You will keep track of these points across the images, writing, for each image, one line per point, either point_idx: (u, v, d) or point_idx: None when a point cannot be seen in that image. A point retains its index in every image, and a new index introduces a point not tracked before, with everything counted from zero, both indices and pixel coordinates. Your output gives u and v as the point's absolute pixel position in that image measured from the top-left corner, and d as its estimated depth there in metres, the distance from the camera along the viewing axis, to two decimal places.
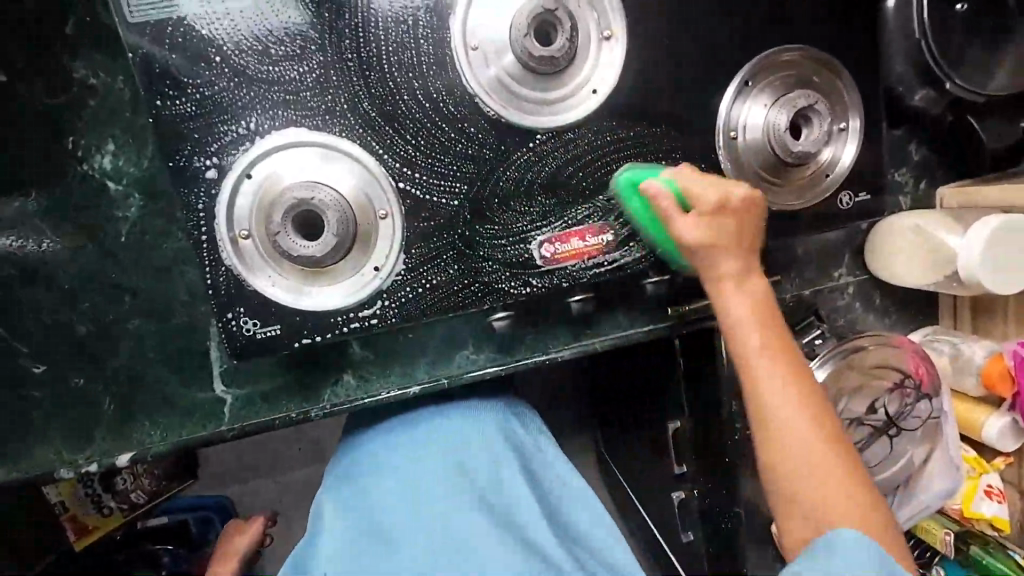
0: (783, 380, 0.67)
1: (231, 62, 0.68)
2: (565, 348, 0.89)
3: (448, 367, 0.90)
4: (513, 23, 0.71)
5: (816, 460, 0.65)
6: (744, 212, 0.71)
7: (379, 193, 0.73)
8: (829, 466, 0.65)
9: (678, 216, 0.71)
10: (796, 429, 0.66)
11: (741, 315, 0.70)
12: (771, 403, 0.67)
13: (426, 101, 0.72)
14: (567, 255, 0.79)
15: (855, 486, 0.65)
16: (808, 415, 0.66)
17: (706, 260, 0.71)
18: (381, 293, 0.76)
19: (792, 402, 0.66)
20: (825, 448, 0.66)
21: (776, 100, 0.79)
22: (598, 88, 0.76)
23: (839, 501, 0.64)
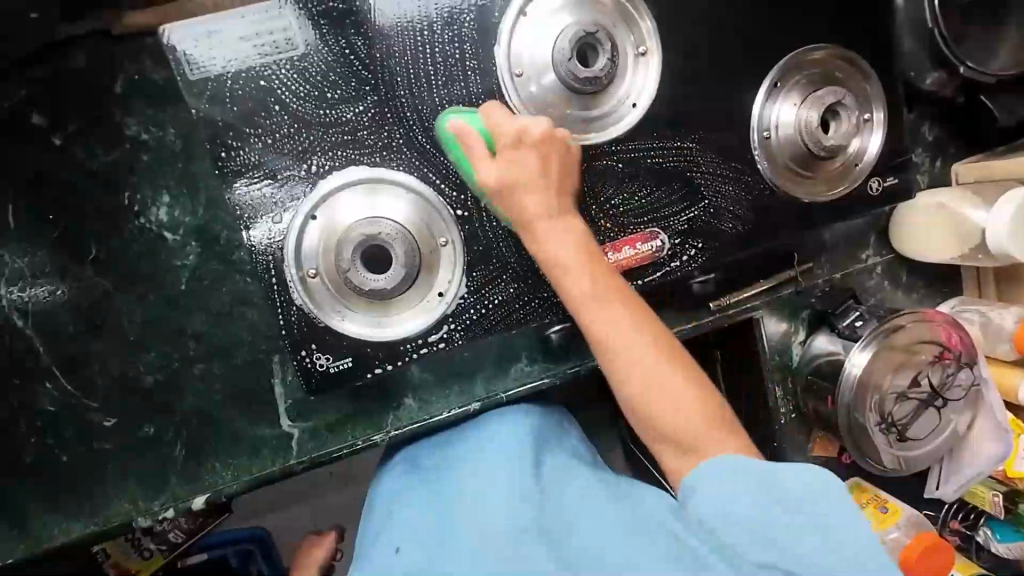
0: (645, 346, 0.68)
1: (289, 109, 0.70)
2: None
3: (505, 381, 0.92)
4: (555, 47, 0.74)
5: (676, 403, 0.68)
6: (550, 142, 0.70)
7: (439, 221, 0.75)
8: (679, 406, 0.68)
9: (483, 159, 0.69)
10: (658, 374, 0.68)
11: (608, 312, 0.69)
12: (628, 352, 0.68)
13: None
14: (620, 265, 0.81)
15: (717, 432, 0.69)
16: (666, 368, 0.69)
17: (570, 254, 0.69)
18: (447, 317, 0.78)
19: (644, 363, 0.68)
20: (683, 399, 0.68)
21: (805, 99, 0.82)
22: (638, 102, 0.79)
23: (716, 447, 0.68)
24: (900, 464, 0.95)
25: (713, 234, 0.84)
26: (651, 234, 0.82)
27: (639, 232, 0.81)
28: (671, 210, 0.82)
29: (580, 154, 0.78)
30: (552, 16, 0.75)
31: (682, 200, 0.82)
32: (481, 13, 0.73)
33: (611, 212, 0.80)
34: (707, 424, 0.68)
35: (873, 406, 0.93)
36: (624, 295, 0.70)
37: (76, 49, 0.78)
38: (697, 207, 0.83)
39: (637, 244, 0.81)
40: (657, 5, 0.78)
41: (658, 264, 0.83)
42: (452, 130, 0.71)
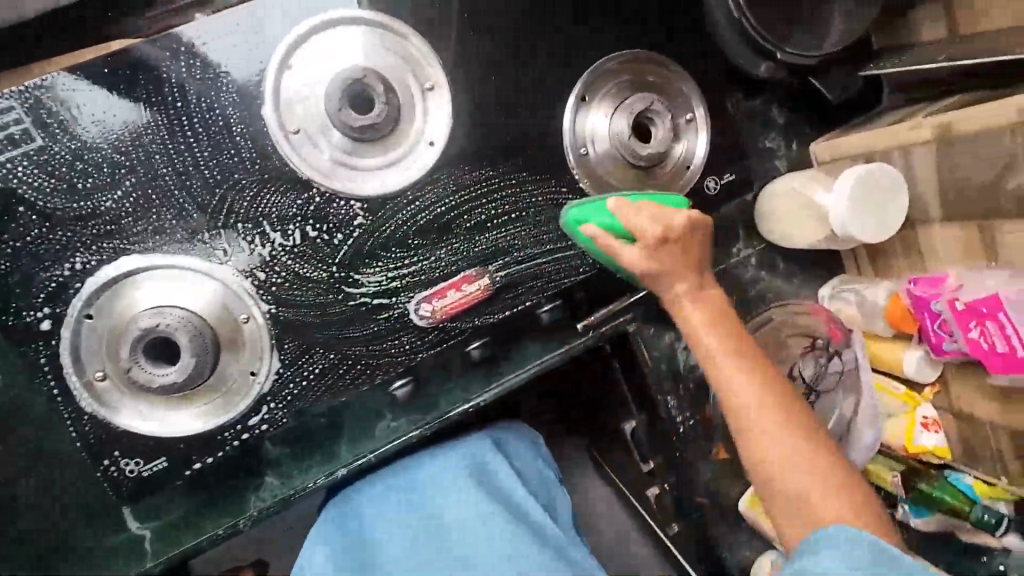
0: (753, 393, 0.62)
1: (37, 208, 0.65)
2: (487, 392, 0.86)
3: (370, 440, 0.84)
4: (325, 96, 0.68)
5: (765, 448, 0.61)
6: (688, 237, 0.69)
7: (235, 300, 0.70)
8: (790, 438, 0.61)
9: (623, 247, 0.69)
10: (758, 420, 0.62)
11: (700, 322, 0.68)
12: (742, 403, 0.63)
13: (256, 196, 0.70)
14: (447, 310, 0.77)
15: (827, 470, 0.59)
16: (770, 410, 0.62)
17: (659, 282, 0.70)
18: (265, 397, 0.73)
19: (753, 398, 0.62)
20: (791, 432, 0.61)
21: (616, 109, 0.78)
22: (434, 139, 0.74)
23: (807, 485, 0.59)
24: None
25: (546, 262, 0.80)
26: (477, 274, 0.77)
27: (462, 273, 0.77)
28: (497, 245, 0.78)
29: (380, 203, 0.73)
30: (321, 64, 0.70)
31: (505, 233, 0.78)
32: (239, 74, 0.68)
33: (425, 257, 0.76)
34: (811, 456, 0.60)
35: None
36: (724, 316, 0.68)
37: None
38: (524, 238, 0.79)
39: (462, 286, 0.77)
40: (437, 36, 0.74)
41: (490, 303, 0.79)
42: (584, 212, 0.73)
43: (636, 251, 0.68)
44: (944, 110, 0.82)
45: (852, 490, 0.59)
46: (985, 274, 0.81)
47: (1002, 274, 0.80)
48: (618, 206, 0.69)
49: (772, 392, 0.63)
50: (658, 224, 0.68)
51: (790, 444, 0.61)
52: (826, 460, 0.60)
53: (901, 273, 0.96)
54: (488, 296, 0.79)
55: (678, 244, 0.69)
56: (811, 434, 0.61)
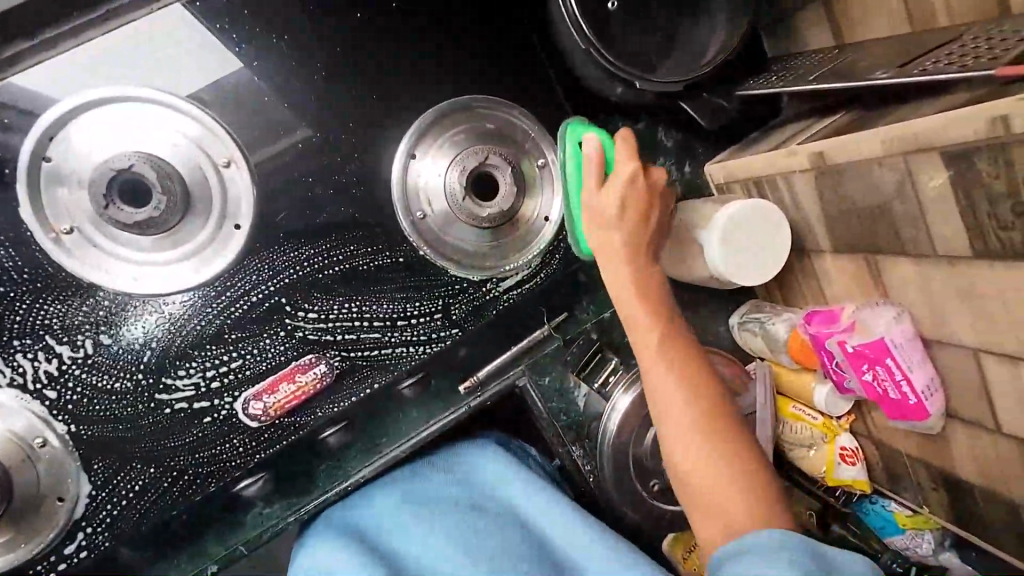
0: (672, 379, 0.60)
1: None
2: (364, 467, 0.74)
3: (237, 533, 0.72)
4: (92, 193, 0.60)
5: (682, 434, 0.57)
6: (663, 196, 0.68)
7: (24, 425, 0.63)
8: (696, 440, 0.57)
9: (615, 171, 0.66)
10: (677, 408, 0.59)
11: (630, 303, 0.64)
12: (668, 410, 0.59)
13: (31, 309, 0.61)
14: (281, 406, 0.70)
15: (728, 472, 0.55)
16: (687, 397, 0.58)
17: (608, 263, 0.66)
18: (78, 523, 0.66)
19: (669, 386, 0.59)
20: (695, 436, 0.57)
21: (450, 167, 0.70)
22: (238, 220, 0.66)
23: (717, 486, 0.55)
24: (690, 521, 0.86)
25: (393, 340, 0.72)
26: (310, 363, 0.70)
27: (294, 364, 0.69)
28: (331, 328, 0.70)
29: (183, 299, 0.65)
30: (90, 153, 0.61)
31: (339, 315, 0.70)
32: None
33: (247, 352, 0.68)
34: (720, 466, 0.55)
35: (644, 468, 0.83)
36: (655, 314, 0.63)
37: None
38: (363, 318, 0.71)
39: (295, 378, 0.70)
40: (227, 106, 0.65)
41: (332, 392, 0.72)
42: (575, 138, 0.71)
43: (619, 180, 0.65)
44: (821, 135, 0.73)
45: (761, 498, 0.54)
46: (872, 311, 0.73)
47: (890, 311, 0.72)
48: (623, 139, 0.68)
49: (698, 396, 0.59)
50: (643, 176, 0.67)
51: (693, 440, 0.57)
52: (735, 469, 0.55)
53: (807, 304, 0.88)
54: (327, 385, 0.71)
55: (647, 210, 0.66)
56: (717, 421, 0.58)
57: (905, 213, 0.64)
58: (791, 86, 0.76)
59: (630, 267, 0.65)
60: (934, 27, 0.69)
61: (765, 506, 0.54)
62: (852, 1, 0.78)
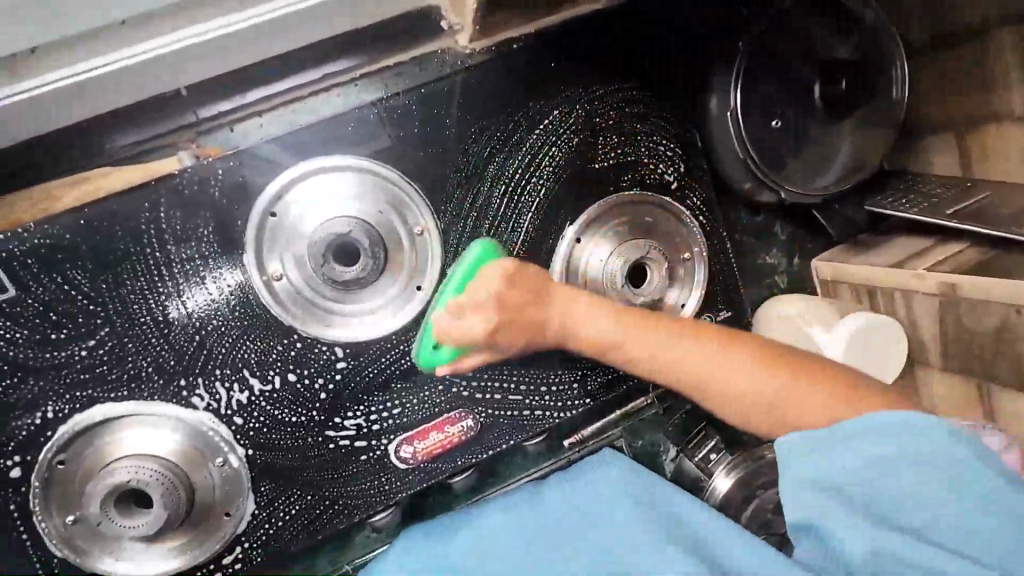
0: (690, 353, 0.65)
1: (9, 359, 0.62)
2: (469, 501, 0.87)
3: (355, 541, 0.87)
4: (310, 250, 0.67)
5: (800, 403, 0.63)
6: (523, 287, 0.64)
7: (210, 444, 0.69)
8: (740, 373, 0.64)
9: (451, 326, 0.64)
10: (686, 367, 0.65)
11: (627, 335, 0.66)
12: (723, 390, 0.65)
13: (237, 343, 0.68)
14: (428, 451, 0.76)
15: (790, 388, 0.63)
16: (685, 343, 0.66)
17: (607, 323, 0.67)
18: (238, 537, 0.72)
19: (683, 349, 0.65)
20: (679, 344, 0.66)
21: (610, 256, 0.77)
22: (421, 283, 0.72)
23: (808, 399, 0.63)
24: None
25: (532, 403, 0.79)
26: (459, 416, 0.76)
27: (446, 415, 0.76)
28: (482, 386, 0.76)
29: (363, 347, 0.71)
30: (309, 212, 0.68)
31: (492, 376, 0.76)
32: (222, 221, 0.66)
33: (408, 400, 0.74)
34: (808, 383, 0.63)
35: None
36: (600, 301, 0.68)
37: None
38: (511, 380, 0.77)
39: (445, 428, 0.76)
40: (426, 181, 0.73)
41: (473, 444, 0.78)
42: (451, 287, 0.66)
43: (513, 307, 0.63)
44: (952, 264, 0.79)
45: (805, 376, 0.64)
46: None
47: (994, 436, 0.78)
48: (449, 322, 0.64)
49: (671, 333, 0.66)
50: (489, 294, 0.62)
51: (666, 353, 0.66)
52: (789, 380, 0.63)
53: None
54: (469, 436, 0.77)
55: (512, 295, 0.63)
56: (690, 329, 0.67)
57: None
58: (926, 215, 0.82)
59: (572, 295, 0.67)
60: None
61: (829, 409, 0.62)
62: (982, 140, 0.85)
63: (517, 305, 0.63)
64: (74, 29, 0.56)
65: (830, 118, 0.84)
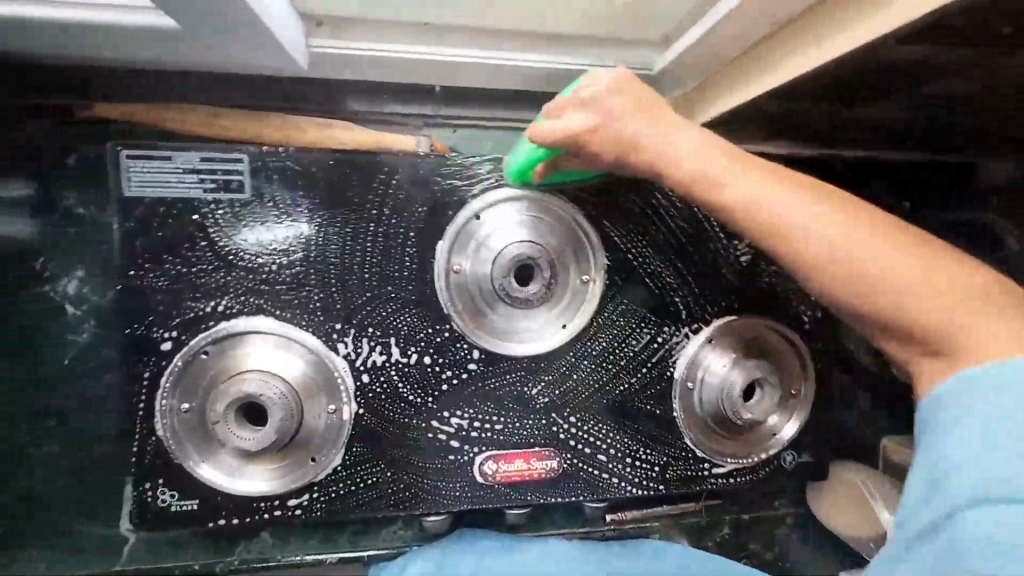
0: (835, 225, 0.52)
1: (215, 247, 0.68)
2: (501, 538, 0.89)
3: (387, 529, 0.89)
4: (496, 259, 0.74)
5: (943, 318, 0.49)
6: (633, 90, 0.60)
7: (332, 389, 0.73)
8: (888, 255, 0.51)
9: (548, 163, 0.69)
10: (839, 233, 0.52)
11: (712, 149, 0.58)
12: (866, 295, 0.51)
13: (397, 310, 0.73)
14: (506, 475, 0.78)
15: (934, 283, 0.50)
16: (819, 207, 0.54)
17: (770, 201, 0.54)
18: (311, 485, 0.74)
19: (821, 228, 0.53)
20: (831, 212, 0.53)
21: (734, 365, 0.82)
22: (568, 322, 0.77)
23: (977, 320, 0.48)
24: None
25: (614, 469, 0.81)
26: (547, 454, 0.79)
27: (537, 449, 0.79)
28: (579, 434, 0.80)
29: (496, 358, 0.76)
30: (506, 225, 0.75)
31: (590, 429, 0.80)
32: (435, 207, 0.73)
33: (511, 422, 0.78)
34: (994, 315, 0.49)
35: None
36: (709, 138, 0.59)
37: (25, 115, 0.75)
38: (604, 441, 0.81)
39: (531, 459, 0.79)
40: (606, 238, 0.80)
41: (548, 486, 0.80)
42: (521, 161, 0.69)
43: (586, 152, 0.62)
44: None
45: (989, 298, 0.49)
46: None
47: None
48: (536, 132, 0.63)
49: (827, 210, 0.54)
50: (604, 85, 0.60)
51: (825, 230, 0.52)
52: (916, 262, 0.51)
53: None
54: (546, 476, 0.80)
55: (621, 99, 0.59)
56: (838, 201, 0.54)
57: None
58: None
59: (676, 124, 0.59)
60: None
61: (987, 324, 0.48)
62: None
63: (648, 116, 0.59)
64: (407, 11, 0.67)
65: None
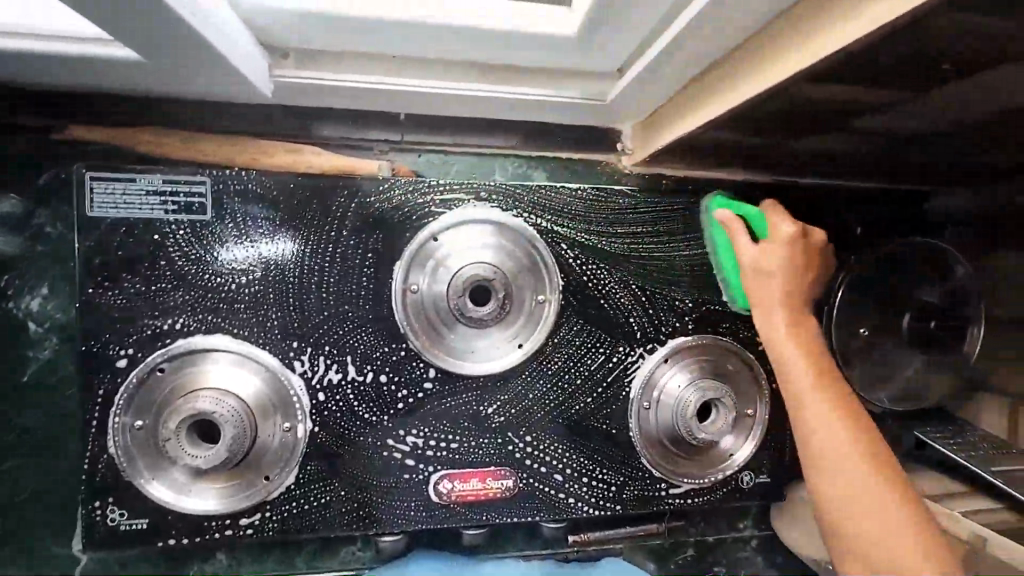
0: (841, 444, 0.65)
1: (174, 266, 0.70)
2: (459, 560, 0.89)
3: (346, 549, 0.89)
4: (452, 280, 0.76)
5: (881, 537, 0.61)
6: (813, 251, 0.79)
7: (287, 407, 0.74)
8: (852, 476, 0.64)
9: (747, 240, 0.78)
10: (818, 429, 0.67)
11: (795, 364, 0.71)
12: (840, 503, 0.64)
13: (354, 329, 0.75)
14: (461, 494, 0.79)
15: (902, 516, 0.61)
16: (840, 425, 0.66)
17: (794, 387, 0.70)
18: (264, 504, 0.74)
19: (827, 433, 0.66)
20: (844, 428, 0.66)
21: (689, 385, 0.83)
22: (524, 342, 0.79)
23: (885, 528, 0.61)
24: None
25: (571, 489, 0.82)
26: (503, 473, 0.80)
27: (492, 468, 0.79)
28: (535, 454, 0.80)
29: (452, 377, 0.77)
30: (463, 247, 0.77)
31: (546, 448, 0.81)
32: (392, 229, 0.75)
33: (466, 441, 0.78)
34: (878, 480, 0.63)
35: None
36: (791, 259, 0.76)
37: None
38: (560, 461, 0.81)
39: (487, 479, 0.79)
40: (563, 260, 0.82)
41: (503, 506, 0.80)
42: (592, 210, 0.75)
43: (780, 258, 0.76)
44: (984, 520, 0.83)
45: (902, 484, 0.63)
46: None
47: None
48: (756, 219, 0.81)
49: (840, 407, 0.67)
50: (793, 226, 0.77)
51: (836, 444, 0.65)
52: (884, 482, 0.63)
53: None
54: (502, 496, 0.80)
55: (784, 249, 0.77)
56: (848, 405, 0.67)
57: None
58: (969, 462, 0.88)
59: (790, 314, 0.75)
60: None
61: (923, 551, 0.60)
62: None
63: (791, 272, 0.76)
64: (368, 45, 0.70)
65: (906, 346, 0.93)
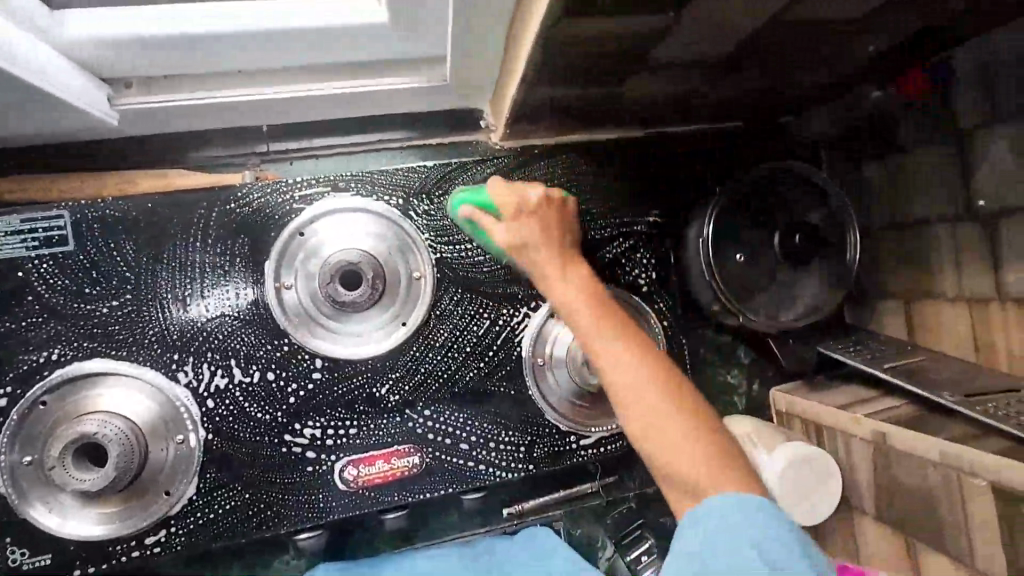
0: (638, 372, 0.59)
1: (42, 299, 0.72)
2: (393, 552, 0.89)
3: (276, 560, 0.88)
4: (321, 270, 0.78)
5: (688, 480, 0.56)
6: (550, 208, 0.72)
7: (178, 420, 0.75)
8: (667, 429, 0.57)
9: (492, 222, 0.74)
10: (642, 399, 0.58)
11: (579, 312, 0.64)
12: (671, 473, 0.57)
13: (233, 333, 0.77)
14: (369, 478, 0.80)
15: (691, 439, 0.57)
16: (639, 368, 0.59)
17: (597, 341, 0.62)
18: (168, 519, 0.74)
19: (635, 393, 0.59)
20: (636, 359, 0.60)
21: (579, 334, 0.85)
22: (406, 319, 0.81)
23: (693, 456, 0.56)
24: None
25: (478, 456, 0.83)
26: (407, 451, 0.81)
27: (395, 447, 0.80)
28: (437, 426, 0.82)
29: (339, 364, 0.79)
30: (329, 237, 0.80)
31: (448, 419, 0.82)
32: (256, 233, 0.78)
33: (365, 424, 0.80)
34: (691, 424, 0.57)
35: None
36: (545, 231, 0.70)
37: None
38: (464, 430, 0.83)
39: (392, 459, 0.80)
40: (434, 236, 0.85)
41: (413, 483, 0.81)
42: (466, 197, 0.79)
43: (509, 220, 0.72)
44: (884, 417, 0.84)
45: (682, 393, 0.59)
46: None
47: None
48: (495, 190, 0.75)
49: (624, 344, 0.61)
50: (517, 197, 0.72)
51: (646, 390, 0.58)
52: (676, 418, 0.57)
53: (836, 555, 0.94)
54: (410, 474, 0.81)
55: (532, 218, 0.71)
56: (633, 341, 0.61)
57: (951, 520, 0.73)
58: (866, 365, 0.90)
59: (574, 272, 0.67)
60: (993, 367, 0.83)
61: (724, 467, 0.56)
62: (927, 317, 0.94)
63: (537, 230, 0.69)
64: (200, 62, 0.74)
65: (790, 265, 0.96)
